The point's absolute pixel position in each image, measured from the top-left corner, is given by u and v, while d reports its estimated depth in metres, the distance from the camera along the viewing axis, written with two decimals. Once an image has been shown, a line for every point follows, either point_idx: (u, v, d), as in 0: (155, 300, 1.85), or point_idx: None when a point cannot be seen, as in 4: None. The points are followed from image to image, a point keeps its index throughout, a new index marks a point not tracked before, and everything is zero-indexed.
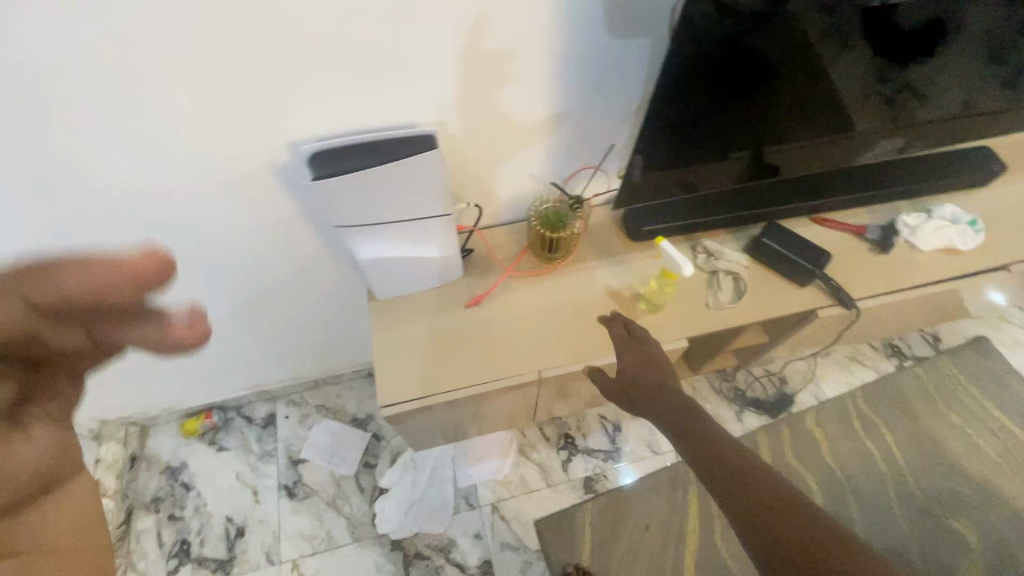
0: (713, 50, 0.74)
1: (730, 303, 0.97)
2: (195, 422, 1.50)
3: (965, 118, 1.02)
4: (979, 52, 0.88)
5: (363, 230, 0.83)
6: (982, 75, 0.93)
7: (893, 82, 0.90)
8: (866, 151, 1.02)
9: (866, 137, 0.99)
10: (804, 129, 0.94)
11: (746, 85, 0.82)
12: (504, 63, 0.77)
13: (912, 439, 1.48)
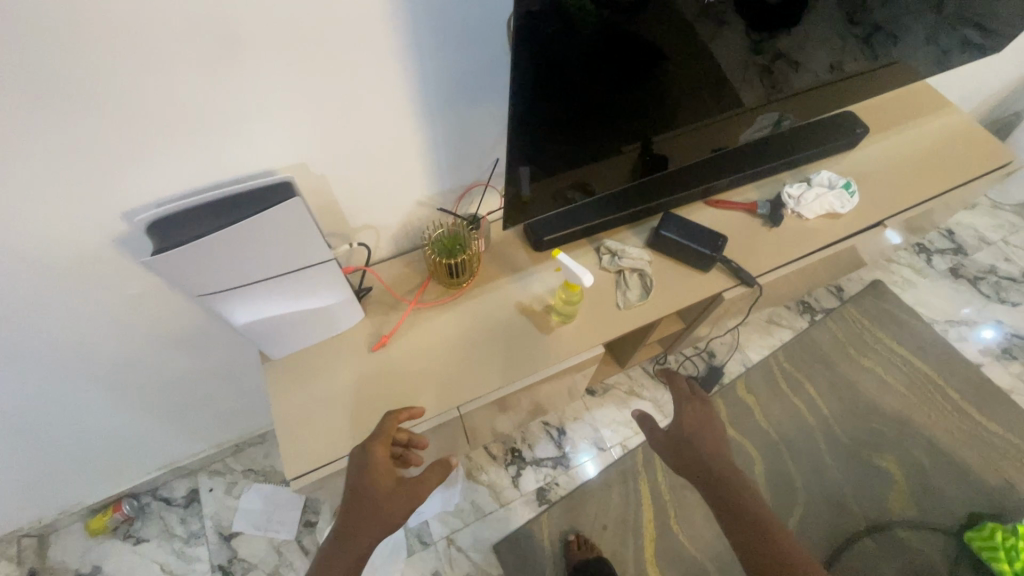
0: (563, 56, 0.71)
1: (640, 300, 0.96)
2: (103, 519, 1.34)
3: (827, 87, 1.07)
4: (836, 21, 0.92)
5: (235, 294, 0.74)
6: (841, 42, 0.97)
7: (765, 57, 0.92)
8: (746, 128, 1.05)
9: (741, 118, 1.02)
10: (682, 117, 0.95)
11: (627, 75, 0.80)
12: (363, 88, 0.71)
13: (832, 389, 1.56)
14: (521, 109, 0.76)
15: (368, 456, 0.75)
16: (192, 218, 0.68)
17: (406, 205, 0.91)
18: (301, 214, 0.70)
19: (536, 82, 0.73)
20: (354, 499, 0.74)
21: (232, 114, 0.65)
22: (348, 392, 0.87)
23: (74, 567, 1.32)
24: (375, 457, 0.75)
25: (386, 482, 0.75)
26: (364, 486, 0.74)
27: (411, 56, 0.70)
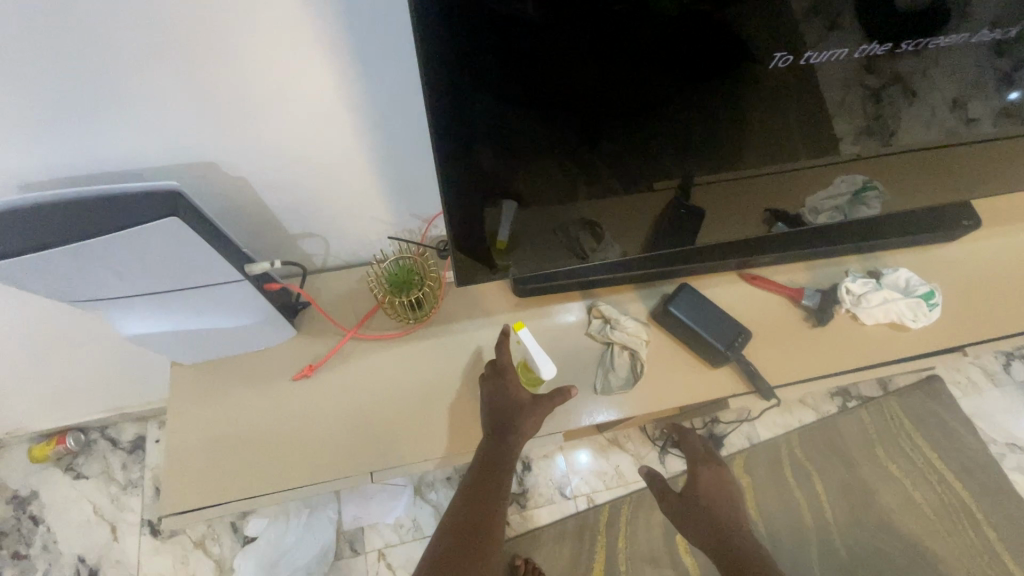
0: (512, 106, 0.53)
1: (622, 386, 0.78)
2: (47, 447, 1.31)
3: (972, 147, 0.75)
4: (995, 62, 0.63)
5: (115, 303, 0.61)
6: (989, 98, 0.68)
7: (882, 92, 0.64)
8: (819, 189, 0.78)
9: (822, 174, 0.75)
10: (739, 164, 0.69)
11: (672, 83, 0.55)
12: (283, 61, 0.52)
13: (844, 491, 1.35)
14: (466, 167, 0.59)
15: (504, 376, 0.74)
16: (47, 223, 0.51)
17: (362, 214, 0.75)
18: (189, 235, 0.54)
19: (493, 92, 0.52)
20: (494, 417, 0.72)
21: (104, 82, 0.50)
22: (254, 423, 0.75)
23: (14, 488, 1.31)
24: (509, 376, 0.74)
25: (523, 399, 0.73)
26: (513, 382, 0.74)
27: (354, 37, 0.52)
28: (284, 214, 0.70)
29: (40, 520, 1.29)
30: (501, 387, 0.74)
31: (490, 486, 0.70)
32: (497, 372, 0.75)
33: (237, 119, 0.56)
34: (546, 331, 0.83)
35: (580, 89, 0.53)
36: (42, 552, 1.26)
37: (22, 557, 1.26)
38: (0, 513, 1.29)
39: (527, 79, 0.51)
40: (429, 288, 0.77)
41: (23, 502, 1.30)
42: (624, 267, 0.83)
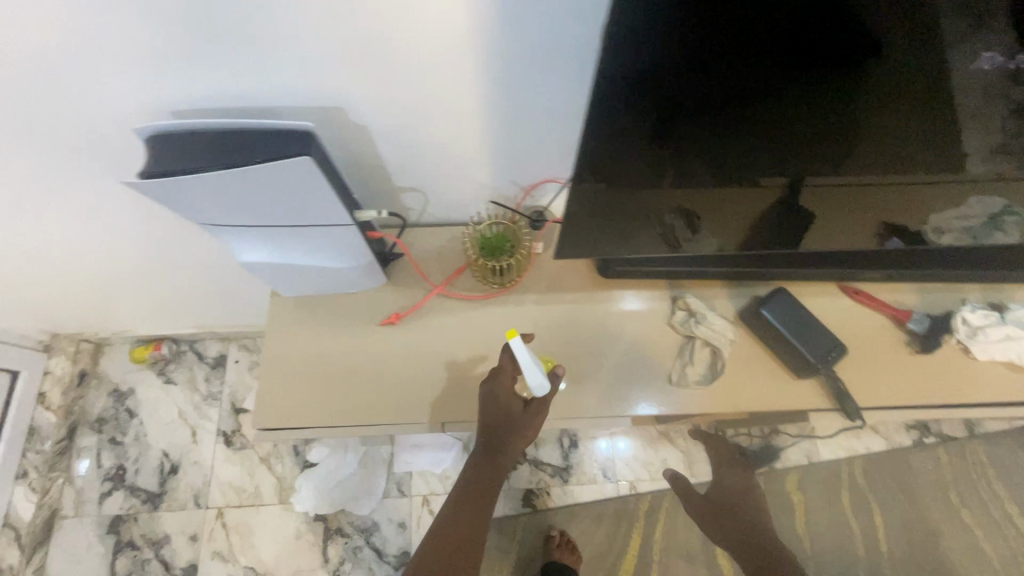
0: (677, 90, 0.50)
1: (699, 382, 0.77)
2: (144, 351, 1.45)
3: None
4: None
5: (238, 232, 0.66)
6: None
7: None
8: (945, 207, 0.71)
9: (951, 192, 0.68)
10: (854, 161, 0.63)
11: (814, 77, 0.51)
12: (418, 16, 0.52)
13: (903, 527, 1.29)
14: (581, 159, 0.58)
15: (495, 383, 0.72)
16: (194, 150, 0.54)
17: (462, 176, 0.76)
18: (315, 175, 0.56)
19: (629, 75, 0.48)
20: (487, 426, 0.73)
21: (256, 19, 0.52)
22: (340, 361, 0.80)
23: (115, 382, 1.47)
24: (502, 381, 0.72)
25: (517, 409, 0.72)
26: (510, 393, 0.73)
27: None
28: (391, 166, 0.72)
29: (134, 414, 1.44)
30: (492, 399, 0.72)
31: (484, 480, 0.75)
32: (490, 378, 0.73)
33: (366, 69, 0.58)
34: (627, 315, 0.82)
35: (748, 74, 0.50)
36: (134, 442, 1.42)
37: (117, 444, 1.41)
38: (102, 402, 1.45)
39: (696, 62, 0.48)
40: (516, 259, 0.78)
41: (121, 396, 1.46)
42: (714, 262, 0.81)
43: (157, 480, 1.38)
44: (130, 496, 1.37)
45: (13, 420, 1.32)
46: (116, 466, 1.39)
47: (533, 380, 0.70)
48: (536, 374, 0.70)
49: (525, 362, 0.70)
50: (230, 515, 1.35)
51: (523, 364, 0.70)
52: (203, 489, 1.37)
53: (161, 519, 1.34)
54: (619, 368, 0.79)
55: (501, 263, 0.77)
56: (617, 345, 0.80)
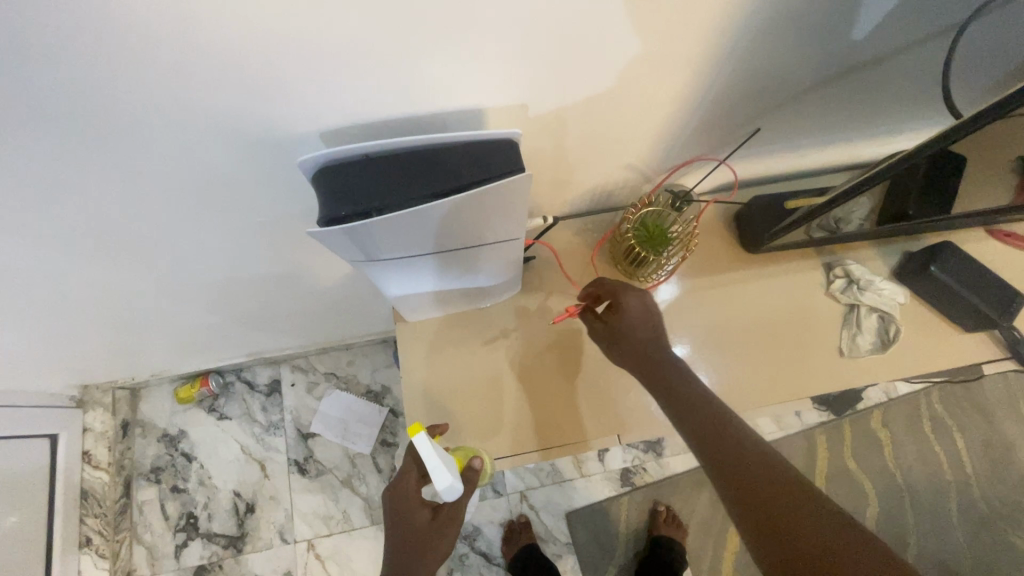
0: None
1: (870, 351, 0.74)
2: (191, 389, 1.33)
3: None
4: None
5: (395, 267, 0.57)
6: None
7: None
8: None
9: None
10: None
11: None
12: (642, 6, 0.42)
13: (983, 445, 1.34)
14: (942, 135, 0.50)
15: (398, 490, 0.66)
16: (378, 182, 0.44)
17: (614, 168, 0.67)
18: (525, 191, 0.47)
19: None
20: (396, 542, 0.64)
21: (472, 34, 0.40)
22: (491, 385, 0.73)
23: (162, 427, 1.35)
24: (405, 487, 0.66)
25: (423, 519, 0.64)
26: (403, 492, 0.66)
27: None
28: (543, 170, 0.63)
29: (192, 457, 1.34)
30: (396, 504, 0.65)
31: None
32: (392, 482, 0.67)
33: (573, 67, 0.47)
34: (784, 292, 0.77)
35: None
36: (199, 487, 1.32)
37: (181, 491, 1.31)
38: (154, 450, 1.34)
39: None
40: (666, 253, 0.72)
41: (173, 440, 1.35)
42: (872, 226, 0.76)
43: (234, 522, 1.29)
44: (208, 543, 1.28)
45: (64, 487, 1.18)
46: (185, 515, 1.30)
47: (438, 482, 0.60)
48: (439, 475, 0.59)
49: (428, 463, 0.60)
50: (322, 545, 1.28)
51: (427, 463, 0.60)
52: (286, 523, 1.29)
53: (249, 561, 1.27)
54: (787, 349, 0.75)
55: (656, 257, 0.71)
56: (779, 326, 0.76)
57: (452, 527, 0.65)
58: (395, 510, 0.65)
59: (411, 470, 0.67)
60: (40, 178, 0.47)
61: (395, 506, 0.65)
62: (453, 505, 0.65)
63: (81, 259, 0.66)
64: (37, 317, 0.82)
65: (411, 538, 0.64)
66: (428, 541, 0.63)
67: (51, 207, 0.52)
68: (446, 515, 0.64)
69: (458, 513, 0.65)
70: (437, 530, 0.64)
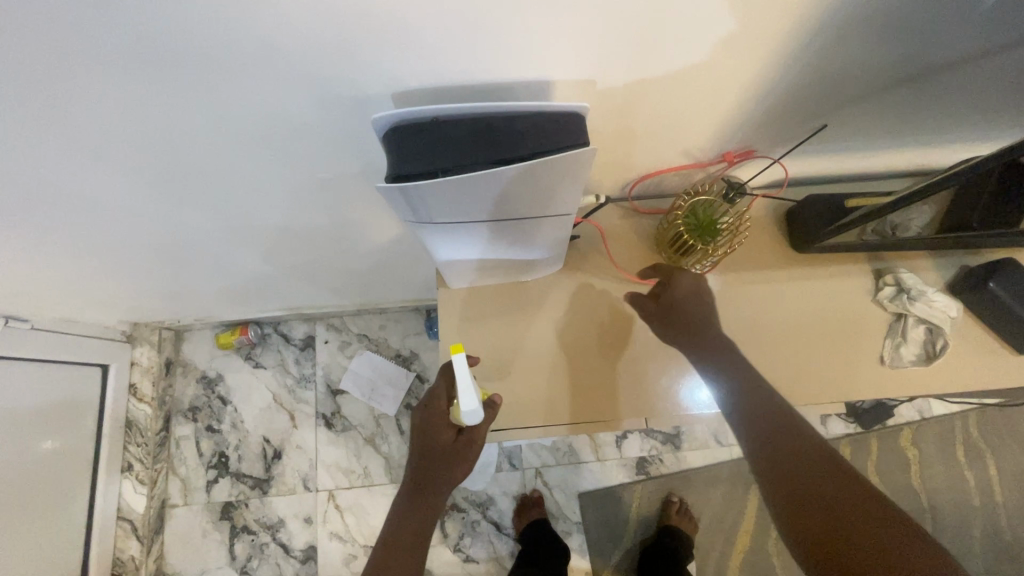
0: None
1: (914, 362, 0.72)
2: (231, 336, 1.40)
3: None
4: None
5: (447, 232, 0.58)
6: None
7: None
8: None
9: None
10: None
11: None
12: None
13: (1017, 476, 1.30)
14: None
15: (430, 411, 0.70)
16: (446, 141, 0.46)
17: (670, 152, 0.67)
18: (585, 164, 0.47)
19: None
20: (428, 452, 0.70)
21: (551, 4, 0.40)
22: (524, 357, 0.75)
23: (202, 369, 1.42)
24: (435, 409, 0.69)
25: (448, 440, 0.69)
26: (432, 415, 0.70)
27: None
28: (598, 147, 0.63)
29: (227, 400, 1.41)
30: (426, 423, 0.70)
31: (424, 502, 0.72)
32: (424, 402, 0.71)
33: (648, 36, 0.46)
34: (828, 295, 0.76)
35: None
36: (232, 429, 1.39)
37: (215, 431, 1.39)
38: (193, 390, 1.41)
39: None
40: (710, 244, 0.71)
41: (210, 383, 1.42)
42: (931, 237, 0.73)
43: (262, 465, 1.36)
44: (236, 482, 1.35)
45: (111, 414, 1.26)
46: (217, 453, 1.37)
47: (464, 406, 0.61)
48: (467, 399, 0.61)
49: (461, 384, 0.61)
50: (342, 496, 1.34)
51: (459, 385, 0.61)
52: (310, 471, 1.35)
53: (272, 503, 1.33)
54: (826, 351, 0.74)
55: (703, 247, 0.71)
56: (820, 326, 0.75)
57: (473, 451, 0.69)
58: (423, 428, 0.70)
59: (439, 396, 0.70)
60: (126, 116, 0.50)
61: (423, 426, 0.70)
62: (473, 433, 0.67)
63: (151, 197, 0.70)
64: (105, 252, 0.87)
65: (438, 454, 0.69)
66: (452, 462, 0.69)
67: (132, 143, 0.55)
68: (466, 442, 0.68)
69: (479, 440, 0.68)
70: (460, 453, 0.68)
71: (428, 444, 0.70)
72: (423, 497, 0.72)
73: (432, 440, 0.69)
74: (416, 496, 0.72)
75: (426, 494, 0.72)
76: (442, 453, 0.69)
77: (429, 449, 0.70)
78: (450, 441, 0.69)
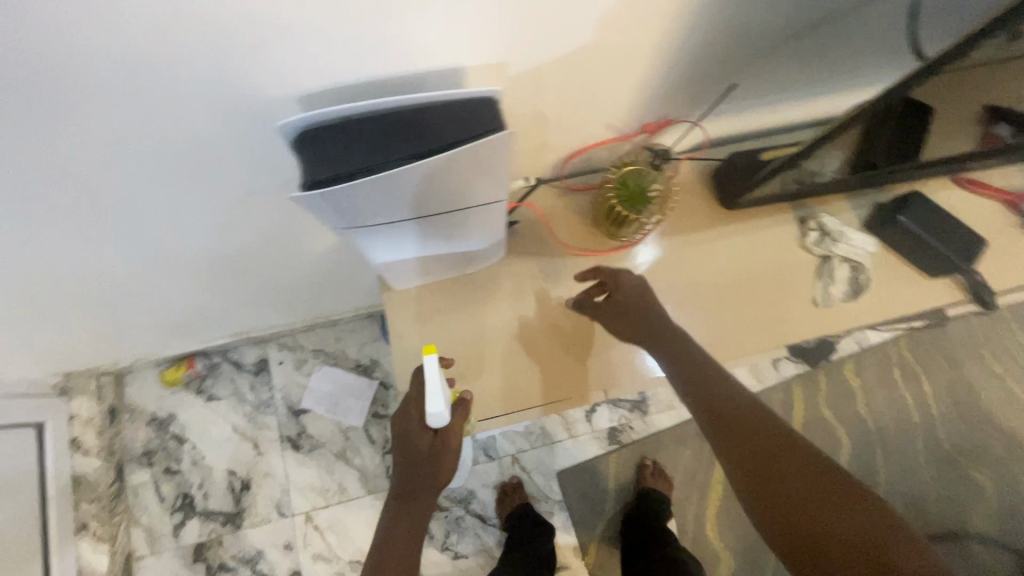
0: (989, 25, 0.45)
1: (843, 299, 0.77)
2: (177, 372, 1.32)
3: None
4: None
5: (380, 233, 0.57)
6: None
7: None
8: None
9: None
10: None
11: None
12: None
13: (949, 388, 1.41)
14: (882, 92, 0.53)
15: (404, 416, 0.67)
16: (360, 142, 0.44)
17: (594, 128, 0.67)
18: (505, 148, 0.46)
19: None
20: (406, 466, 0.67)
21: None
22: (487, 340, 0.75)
23: (151, 411, 1.35)
24: (409, 413, 0.67)
25: (425, 445, 0.66)
26: (406, 420, 0.67)
27: None
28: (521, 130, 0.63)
29: (184, 439, 1.34)
30: (403, 429, 0.68)
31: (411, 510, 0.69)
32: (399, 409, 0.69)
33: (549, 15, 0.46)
34: (762, 247, 0.79)
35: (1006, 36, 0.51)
36: (193, 468, 1.32)
37: (174, 473, 1.32)
38: (144, 434, 1.34)
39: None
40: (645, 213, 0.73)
41: (162, 424, 1.34)
42: (845, 180, 0.78)
43: (231, 499, 1.31)
44: (206, 521, 1.29)
45: (55, 474, 1.18)
46: (180, 495, 1.31)
47: (429, 408, 0.62)
48: (434, 401, 0.61)
49: (430, 386, 0.61)
50: (321, 516, 1.31)
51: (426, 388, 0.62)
52: (283, 497, 1.31)
53: (248, 536, 1.29)
54: (764, 300, 0.78)
55: (636, 216, 0.72)
56: (757, 278, 0.79)
57: (457, 448, 0.68)
58: (401, 434, 0.67)
59: (412, 399, 0.68)
60: (5, 156, 0.46)
61: (400, 431, 0.67)
62: (454, 431, 0.67)
63: (57, 240, 0.65)
64: (16, 305, 0.81)
65: (420, 457, 0.67)
66: (436, 462, 0.67)
67: (20, 182, 0.51)
68: (447, 440, 0.67)
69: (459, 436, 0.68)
70: (442, 453, 0.67)
71: (407, 450, 0.67)
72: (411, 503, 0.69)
73: (410, 445, 0.67)
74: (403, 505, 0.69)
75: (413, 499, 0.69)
76: (423, 457, 0.67)
77: (410, 454, 0.67)
78: (429, 445, 0.67)
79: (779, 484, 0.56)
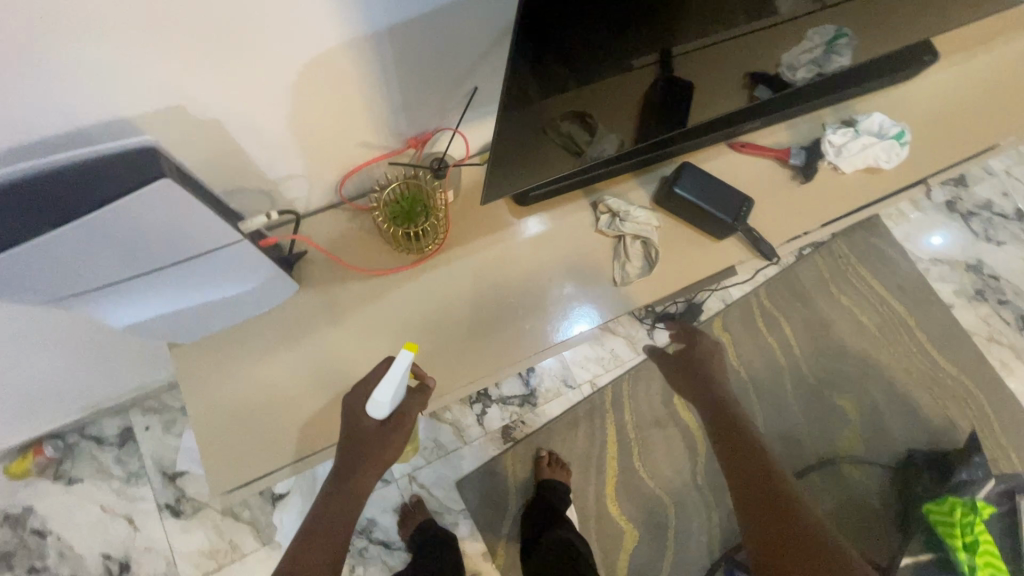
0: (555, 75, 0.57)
1: (640, 275, 0.81)
2: (24, 462, 1.21)
3: None
4: None
5: (95, 293, 0.53)
6: None
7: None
8: (791, 45, 0.75)
9: (789, 31, 0.71)
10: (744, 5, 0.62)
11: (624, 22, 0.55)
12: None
13: (807, 328, 1.53)
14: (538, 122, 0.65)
15: (354, 398, 0.68)
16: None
17: (340, 142, 0.66)
18: (186, 199, 0.47)
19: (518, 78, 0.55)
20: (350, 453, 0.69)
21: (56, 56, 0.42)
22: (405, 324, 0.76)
23: (2, 509, 1.23)
24: (357, 395, 0.68)
25: (370, 428, 0.67)
26: (357, 400, 0.67)
27: None
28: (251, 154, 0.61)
29: (46, 532, 1.23)
30: (352, 407, 0.68)
31: (345, 492, 0.71)
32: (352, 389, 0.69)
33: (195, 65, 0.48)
34: (561, 236, 0.82)
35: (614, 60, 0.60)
36: (61, 560, 1.22)
37: (40, 570, 1.21)
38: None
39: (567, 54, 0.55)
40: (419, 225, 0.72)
41: (18, 520, 1.23)
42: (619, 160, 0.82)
43: None
44: None
45: None
46: None
47: (377, 397, 0.64)
48: (383, 392, 0.64)
49: (391, 376, 0.64)
50: None
51: (386, 377, 0.64)
52: (169, 569, 1.23)
53: None
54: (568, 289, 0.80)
55: (418, 228, 0.72)
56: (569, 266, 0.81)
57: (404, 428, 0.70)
58: (349, 415, 0.67)
59: (368, 380, 0.68)
60: None
61: (351, 412, 0.67)
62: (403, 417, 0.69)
63: None
64: None
65: (364, 439, 0.68)
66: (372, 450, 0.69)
67: None
68: (395, 424, 0.69)
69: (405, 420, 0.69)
70: (387, 435, 0.69)
71: (351, 432, 0.68)
72: (355, 484, 0.71)
73: (357, 428, 0.67)
74: (351, 482, 0.71)
75: (358, 479, 0.71)
76: (363, 441, 0.68)
77: (354, 439, 0.68)
78: (379, 427, 0.68)
79: (792, 520, 0.86)
